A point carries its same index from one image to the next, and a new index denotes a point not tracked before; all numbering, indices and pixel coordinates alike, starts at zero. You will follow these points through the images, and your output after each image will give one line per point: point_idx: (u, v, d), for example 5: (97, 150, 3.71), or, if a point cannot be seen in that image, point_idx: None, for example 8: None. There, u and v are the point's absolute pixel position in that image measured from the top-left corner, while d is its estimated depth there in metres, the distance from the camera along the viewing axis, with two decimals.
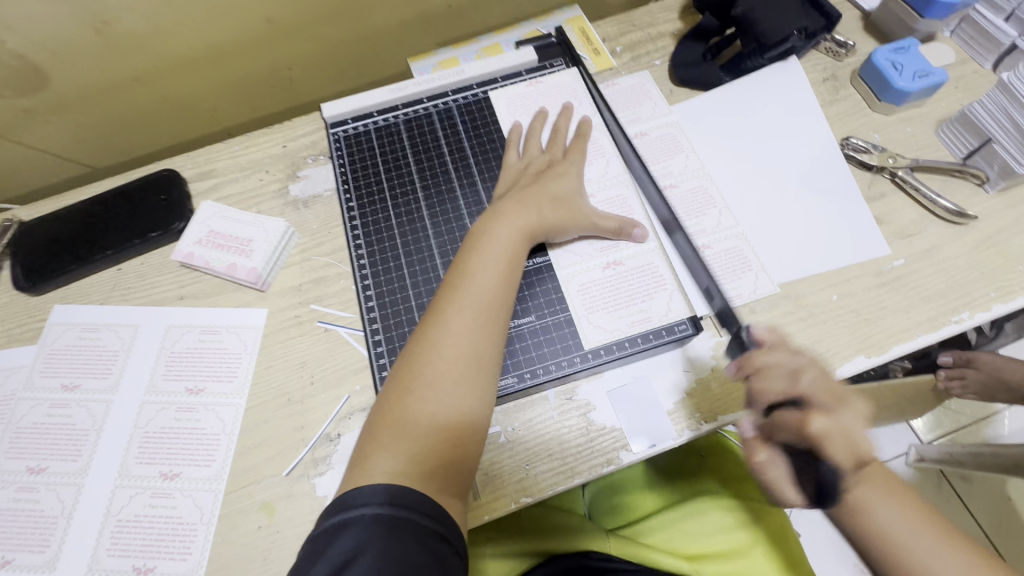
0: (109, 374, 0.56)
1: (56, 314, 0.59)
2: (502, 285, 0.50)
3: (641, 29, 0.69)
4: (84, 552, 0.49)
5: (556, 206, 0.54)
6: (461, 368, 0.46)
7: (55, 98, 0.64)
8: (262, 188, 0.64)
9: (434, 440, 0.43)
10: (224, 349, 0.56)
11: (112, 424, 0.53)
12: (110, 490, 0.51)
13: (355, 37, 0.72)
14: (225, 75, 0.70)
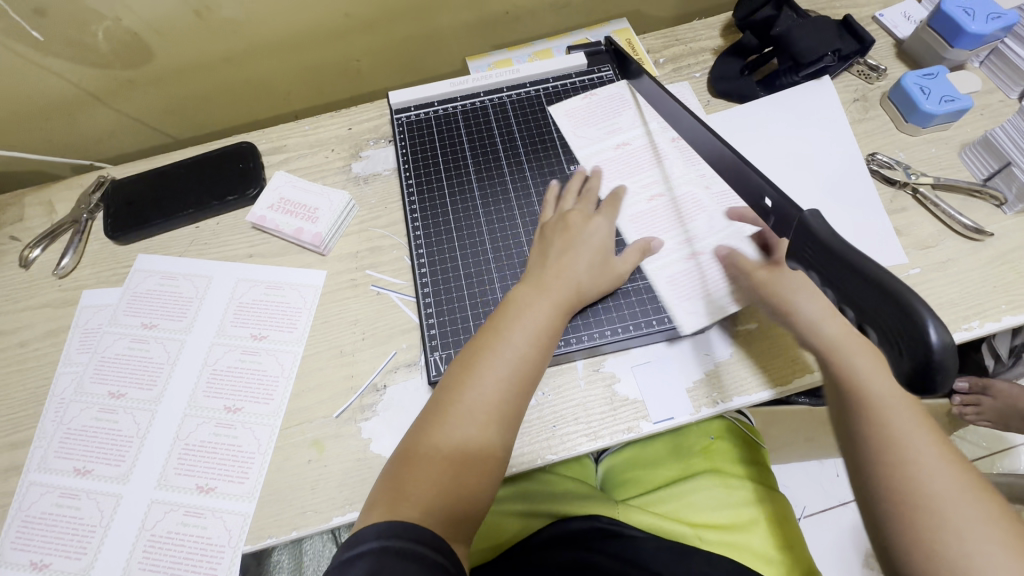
0: (184, 317, 0.62)
1: (139, 261, 0.66)
2: (538, 354, 0.50)
3: (684, 44, 0.75)
4: (155, 469, 0.55)
5: (594, 271, 0.55)
6: (488, 426, 0.46)
7: (155, 71, 0.72)
8: (328, 164, 0.71)
9: (453, 493, 0.44)
10: (287, 303, 0.62)
11: (185, 360, 0.60)
12: (180, 416, 0.57)
13: (420, 35, 0.79)
14: (303, 62, 0.78)
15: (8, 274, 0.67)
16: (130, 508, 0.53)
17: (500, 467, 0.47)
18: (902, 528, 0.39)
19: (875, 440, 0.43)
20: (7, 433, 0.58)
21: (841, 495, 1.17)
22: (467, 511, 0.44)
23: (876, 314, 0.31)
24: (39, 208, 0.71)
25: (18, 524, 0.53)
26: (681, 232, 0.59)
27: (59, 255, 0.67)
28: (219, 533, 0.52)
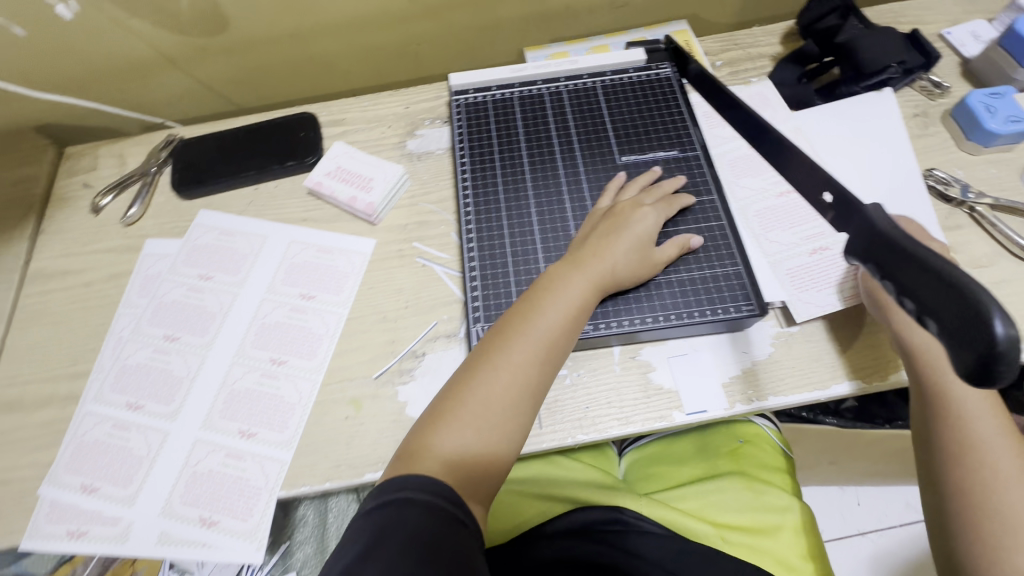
0: (239, 271, 0.65)
1: (200, 216, 0.69)
2: (566, 333, 0.50)
3: (743, 49, 0.75)
4: (201, 411, 0.58)
5: (634, 257, 0.54)
6: (510, 400, 0.47)
7: (228, 40, 0.76)
8: (383, 140, 0.73)
9: (474, 458, 0.46)
10: (335, 267, 0.65)
11: (236, 311, 0.63)
12: (229, 363, 0.60)
13: (481, 23, 0.81)
14: (367, 42, 0.81)
15: (80, 219, 0.71)
16: (175, 444, 0.56)
17: (520, 437, 0.48)
18: (957, 525, 0.47)
19: (957, 455, 0.48)
20: (68, 365, 0.61)
21: (860, 524, 1.14)
22: (484, 475, 0.46)
23: (935, 298, 0.31)
24: (111, 160, 0.75)
25: (73, 449, 0.57)
26: (809, 226, 0.60)
27: (127, 204, 0.71)
28: (257, 477, 0.54)
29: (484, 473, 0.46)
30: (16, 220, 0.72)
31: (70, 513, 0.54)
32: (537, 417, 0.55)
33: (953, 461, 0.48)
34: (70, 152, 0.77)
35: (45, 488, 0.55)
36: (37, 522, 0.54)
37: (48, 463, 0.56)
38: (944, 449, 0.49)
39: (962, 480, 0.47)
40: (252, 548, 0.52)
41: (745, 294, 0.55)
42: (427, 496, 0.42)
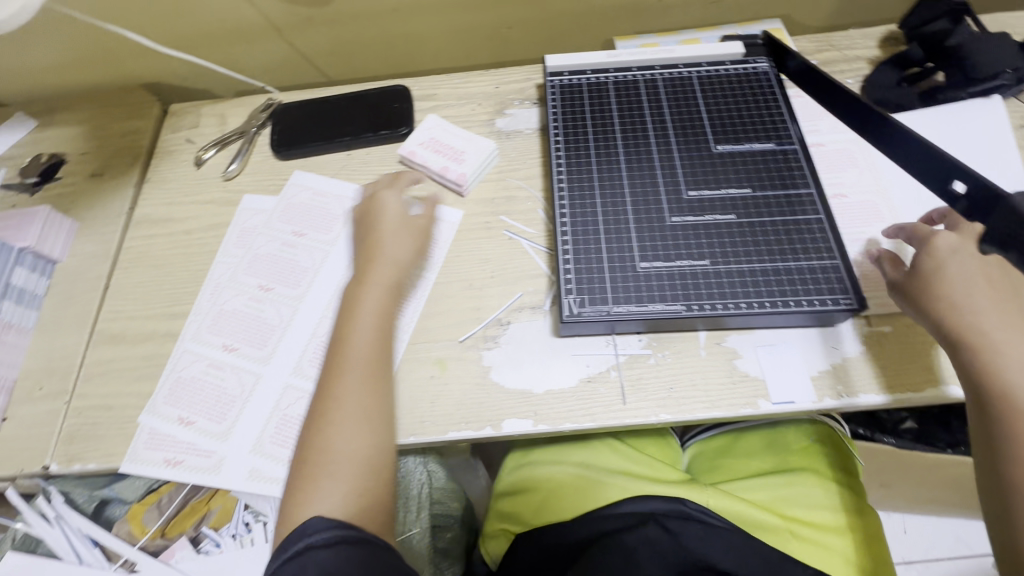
0: (331, 230, 0.68)
1: (296, 175, 0.72)
2: (381, 338, 0.54)
3: (838, 50, 0.74)
4: (292, 358, 0.60)
5: (397, 240, 0.60)
6: (356, 415, 0.50)
7: (331, 12, 0.79)
8: (473, 116, 0.75)
9: (358, 482, 0.48)
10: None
11: (327, 268, 0.65)
12: (319, 316, 0.62)
13: (572, 11, 0.82)
14: (460, 22, 0.83)
15: (182, 171, 0.75)
16: (268, 386, 0.59)
17: (387, 437, 0.51)
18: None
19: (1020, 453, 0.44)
20: (168, 304, 0.65)
21: (904, 554, 1.10)
22: (374, 491, 0.49)
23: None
24: (213, 119, 0.79)
25: (170, 383, 0.60)
26: (855, 231, 0.61)
27: (227, 160, 0.75)
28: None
29: (372, 491, 0.48)
30: (123, 168, 0.77)
31: (166, 442, 0.56)
32: (621, 393, 0.55)
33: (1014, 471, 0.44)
34: (175, 109, 0.81)
35: (145, 417, 0.58)
36: (136, 447, 0.56)
37: (148, 393, 0.59)
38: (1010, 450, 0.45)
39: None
40: None
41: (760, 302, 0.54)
42: (322, 540, 0.44)
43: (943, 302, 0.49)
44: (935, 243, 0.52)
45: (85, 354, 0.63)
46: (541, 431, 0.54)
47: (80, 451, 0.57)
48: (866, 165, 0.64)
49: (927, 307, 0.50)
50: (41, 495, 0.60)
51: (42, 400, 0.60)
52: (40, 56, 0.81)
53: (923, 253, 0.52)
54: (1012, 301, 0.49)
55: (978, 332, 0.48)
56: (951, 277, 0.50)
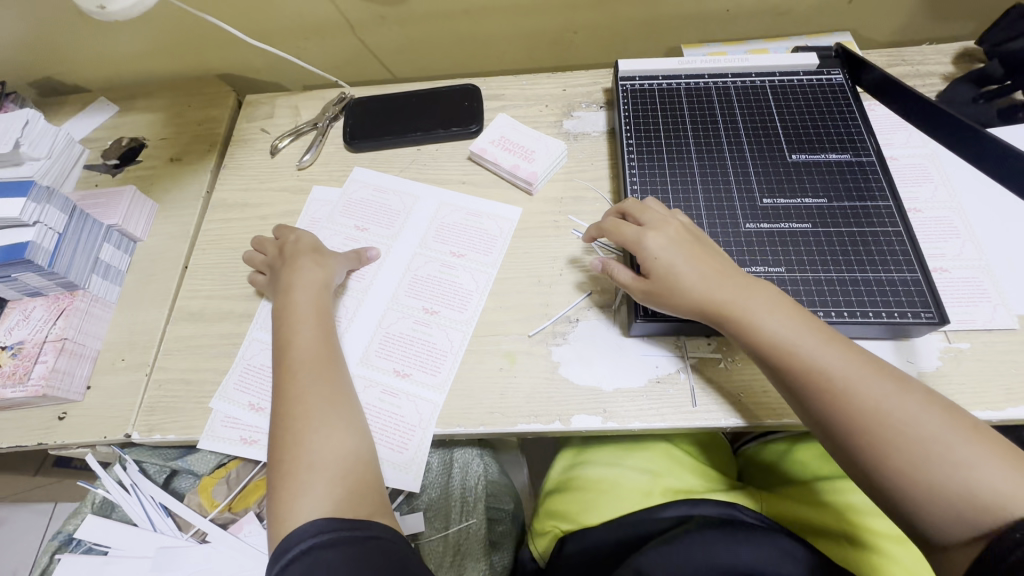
0: (392, 226, 0.69)
1: (357, 172, 0.74)
2: (324, 337, 0.56)
3: (912, 65, 0.74)
4: (360, 347, 0.61)
5: (313, 262, 0.61)
6: (325, 406, 0.51)
7: (405, 12, 0.81)
8: (541, 117, 0.76)
9: (341, 472, 0.48)
10: (485, 230, 0.67)
11: (391, 262, 0.67)
12: (388, 308, 0.64)
13: (641, 18, 0.83)
14: (528, 26, 0.85)
15: (258, 159, 0.77)
16: None
17: (360, 426, 0.52)
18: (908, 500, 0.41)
19: (855, 425, 0.44)
20: (245, 286, 0.67)
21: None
22: (355, 476, 0.48)
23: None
24: (286, 111, 0.82)
25: (237, 369, 0.61)
26: (932, 246, 0.60)
27: (301, 151, 0.77)
28: (413, 414, 0.57)
29: (353, 475, 0.48)
30: (200, 154, 0.80)
31: (239, 423, 0.58)
32: (691, 396, 0.55)
33: (858, 443, 0.43)
34: (250, 99, 0.84)
35: (216, 402, 0.59)
36: (213, 426, 0.58)
37: (225, 369, 0.61)
38: (817, 409, 0.46)
39: (879, 453, 0.42)
40: (409, 478, 0.55)
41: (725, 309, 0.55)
42: (328, 536, 0.43)
43: (686, 302, 0.52)
44: (646, 246, 0.54)
45: (165, 330, 0.65)
46: (609, 428, 0.55)
47: (160, 422, 0.59)
48: (941, 180, 0.64)
49: (682, 304, 0.52)
50: (117, 461, 0.63)
51: (125, 371, 0.63)
52: (127, 44, 0.85)
53: (645, 259, 0.54)
54: (722, 264, 0.53)
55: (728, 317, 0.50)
56: (677, 270, 0.52)
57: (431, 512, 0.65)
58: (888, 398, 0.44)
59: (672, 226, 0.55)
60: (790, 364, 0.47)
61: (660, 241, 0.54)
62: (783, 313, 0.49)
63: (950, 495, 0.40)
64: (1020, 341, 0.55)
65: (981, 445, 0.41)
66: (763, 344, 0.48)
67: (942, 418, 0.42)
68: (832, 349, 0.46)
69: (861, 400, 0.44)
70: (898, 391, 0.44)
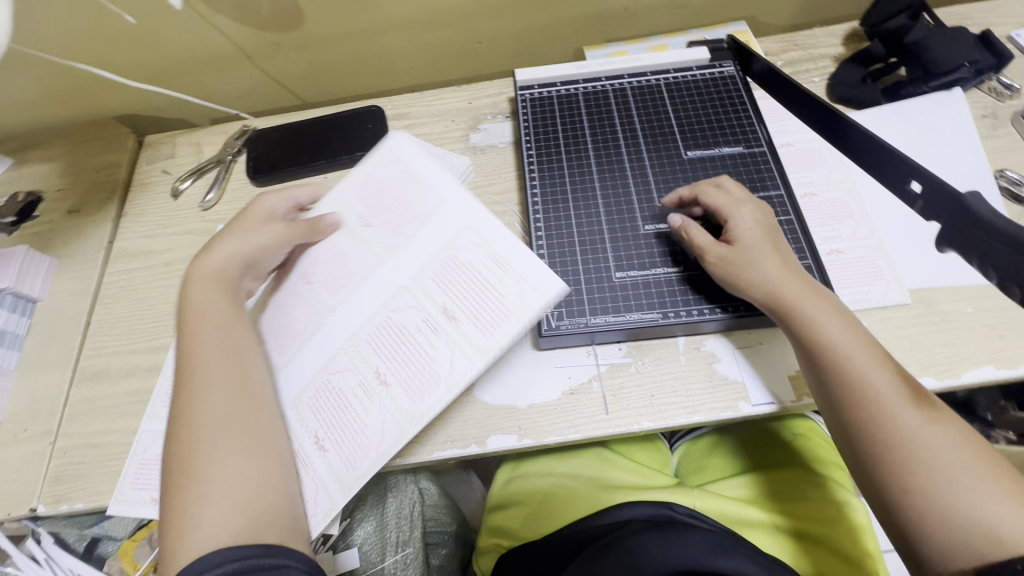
0: (398, 233, 0.56)
1: (397, 138, 0.61)
2: (225, 346, 0.51)
3: (804, 49, 0.75)
4: (297, 387, 0.54)
5: (244, 240, 0.57)
6: (216, 423, 0.47)
7: (301, 37, 0.80)
8: (447, 133, 0.75)
9: (245, 498, 0.44)
10: (500, 294, 0.50)
11: (371, 284, 0.55)
12: (335, 351, 0.54)
13: (542, 23, 0.83)
14: (431, 40, 0.84)
15: (160, 202, 0.75)
16: None
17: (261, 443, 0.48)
18: (912, 525, 0.43)
19: (880, 440, 0.45)
20: (151, 338, 0.65)
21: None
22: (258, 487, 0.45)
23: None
24: (188, 149, 0.79)
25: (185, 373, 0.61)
26: (827, 228, 0.62)
27: (204, 190, 0.75)
28: (307, 501, 0.50)
29: (257, 500, 0.45)
30: (101, 202, 0.77)
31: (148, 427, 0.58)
32: (604, 403, 0.55)
33: (880, 458, 0.45)
34: (151, 140, 0.81)
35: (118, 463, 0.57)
36: (121, 489, 0.56)
37: (133, 429, 0.59)
38: (850, 411, 0.47)
39: (894, 475, 0.44)
40: None
41: (700, 294, 0.57)
42: (234, 563, 0.41)
43: (755, 282, 0.51)
44: (734, 223, 0.54)
45: (69, 393, 0.63)
46: (526, 445, 0.55)
47: (66, 491, 0.57)
48: (835, 162, 0.65)
49: (746, 283, 0.52)
50: (30, 536, 0.61)
51: (28, 442, 0.60)
52: (12, 96, 0.81)
53: (731, 231, 0.54)
54: (796, 264, 0.53)
55: (798, 306, 0.49)
56: (755, 249, 0.52)
57: (367, 546, 0.64)
58: (928, 426, 0.44)
59: (765, 214, 0.55)
60: (846, 366, 0.47)
61: (749, 219, 0.54)
62: (848, 323, 0.49)
63: (948, 523, 0.41)
64: (913, 315, 0.56)
65: (1003, 487, 0.41)
66: (833, 335, 0.48)
67: (972, 456, 0.43)
68: (886, 366, 0.47)
69: (895, 422, 0.45)
70: (942, 421, 0.44)
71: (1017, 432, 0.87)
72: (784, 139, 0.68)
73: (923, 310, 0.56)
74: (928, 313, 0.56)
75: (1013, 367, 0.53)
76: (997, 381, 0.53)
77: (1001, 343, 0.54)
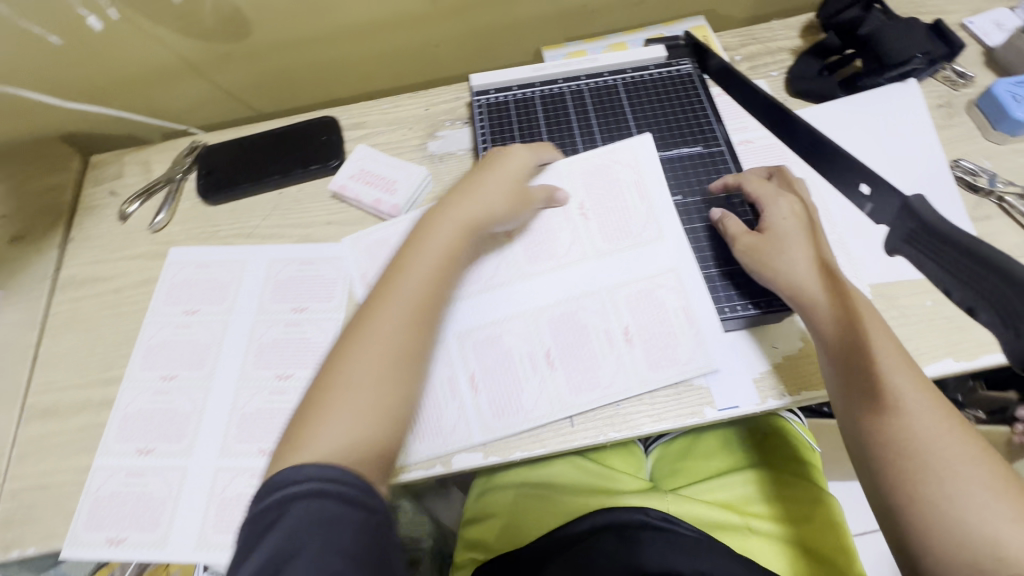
0: (611, 235, 0.60)
1: (639, 139, 0.64)
2: (438, 279, 0.52)
3: (762, 43, 0.75)
4: (484, 322, 0.58)
5: (506, 194, 0.58)
6: (384, 350, 0.47)
7: (249, 46, 0.77)
8: (404, 142, 0.73)
9: (375, 428, 0.45)
10: (675, 351, 0.55)
11: (580, 271, 0.59)
12: (511, 316, 0.58)
13: (498, 24, 0.82)
14: (385, 45, 0.81)
15: (108, 226, 0.72)
16: (195, 479, 0.55)
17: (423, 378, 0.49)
18: (911, 534, 0.42)
19: (894, 445, 0.45)
20: (103, 370, 0.62)
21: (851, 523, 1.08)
22: (384, 414, 0.45)
23: (1003, 296, 0.37)
24: (137, 168, 0.76)
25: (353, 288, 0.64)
26: None
27: (154, 211, 0.72)
28: (444, 426, 0.54)
29: (391, 433, 0.45)
30: (46, 228, 0.74)
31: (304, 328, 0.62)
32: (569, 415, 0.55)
33: (892, 466, 0.44)
34: (97, 160, 0.78)
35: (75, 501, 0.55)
36: (74, 532, 0.54)
37: (86, 467, 0.57)
38: (863, 410, 0.47)
39: (905, 486, 0.43)
40: None
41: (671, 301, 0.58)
42: (339, 485, 0.40)
43: (784, 271, 0.54)
44: (768, 217, 0.57)
45: (15, 433, 0.60)
46: (492, 463, 0.54)
47: (17, 536, 0.54)
48: (793, 157, 0.65)
49: (773, 271, 0.54)
50: None
51: None
52: None
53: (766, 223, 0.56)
54: (830, 262, 0.54)
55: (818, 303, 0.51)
56: (789, 239, 0.55)
57: None
58: (943, 436, 0.44)
59: (806, 209, 0.57)
60: (859, 361, 0.48)
61: (784, 210, 0.56)
62: (877, 324, 0.50)
63: (954, 534, 0.40)
64: None
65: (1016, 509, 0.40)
66: (851, 330, 0.49)
67: (986, 473, 0.42)
68: (910, 371, 0.47)
69: (913, 428, 0.44)
70: (963, 433, 0.44)
71: (985, 412, 0.89)
72: (745, 135, 0.67)
73: (883, 305, 0.57)
74: (888, 308, 0.56)
75: (971, 359, 0.53)
76: (957, 372, 0.54)
77: (959, 334, 0.54)
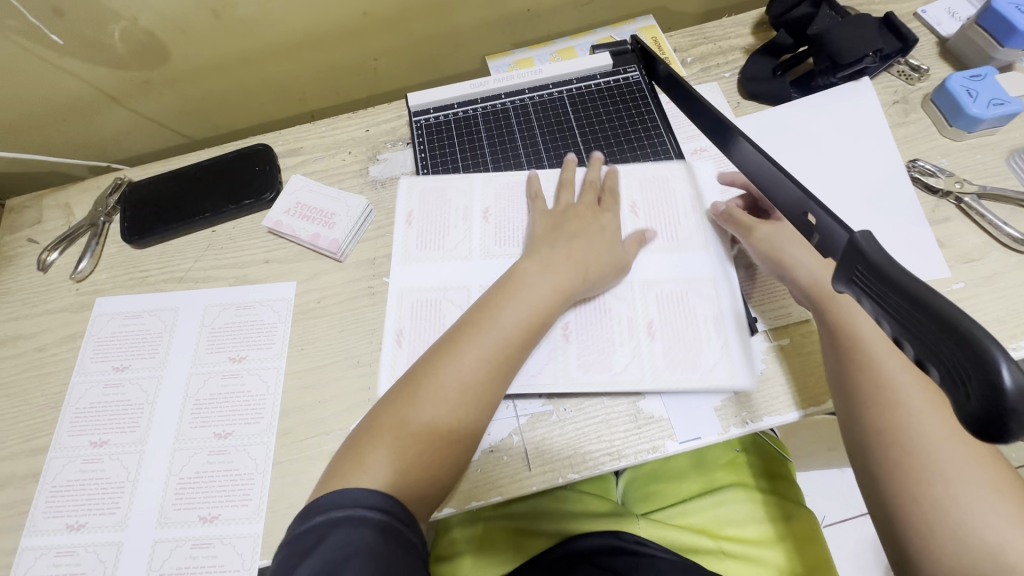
0: (684, 263, 0.58)
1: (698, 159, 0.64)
2: (527, 328, 0.51)
3: (714, 42, 0.71)
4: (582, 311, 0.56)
5: (594, 240, 0.56)
6: (458, 389, 0.47)
7: (170, 72, 0.71)
8: (344, 167, 0.69)
9: (418, 467, 0.45)
10: (704, 369, 0.53)
11: (658, 287, 0.57)
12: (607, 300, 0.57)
13: (439, 33, 0.77)
14: (320, 61, 0.76)
15: (28, 277, 0.67)
16: (132, 554, 0.52)
17: (480, 423, 0.48)
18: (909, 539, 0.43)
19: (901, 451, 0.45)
20: (26, 440, 0.58)
21: (826, 513, 1.08)
22: (445, 457, 0.46)
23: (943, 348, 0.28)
24: (57, 211, 0.71)
25: (436, 259, 0.61)
26: None
27: (76, 259, 0.67)
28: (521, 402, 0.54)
29: (437, 461, 0.46)
30: None
31: (441, 307, 0.58)
32: (526, 459, 0.52)
33: (896, 472, 0.44)
34: (11, 204, 0.72)
35: None
36: None
37: (12, 549, 0.53)
38: (869, 410, 0.47)
39: (911, 492, 0.43)
40: None
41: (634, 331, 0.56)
42: (380, 513, 0.40)
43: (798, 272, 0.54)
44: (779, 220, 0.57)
45: None
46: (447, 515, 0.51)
47: None
48: None
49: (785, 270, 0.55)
50: None
51: None
52: None
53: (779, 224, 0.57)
54: None
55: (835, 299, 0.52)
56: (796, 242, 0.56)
57: None
58: (947, 443, 0.44)
59: None
60: (865, 362, 0.48)
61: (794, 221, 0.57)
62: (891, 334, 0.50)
63: (954, 545, 0.41)
64: None
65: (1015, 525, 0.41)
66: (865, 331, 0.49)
67: (990, 478, 0.42)
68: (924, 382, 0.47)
69: (917, 432, 0.45)
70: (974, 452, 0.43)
71: None
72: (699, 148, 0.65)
73: None
74: None
75: None
76: None
77: None
